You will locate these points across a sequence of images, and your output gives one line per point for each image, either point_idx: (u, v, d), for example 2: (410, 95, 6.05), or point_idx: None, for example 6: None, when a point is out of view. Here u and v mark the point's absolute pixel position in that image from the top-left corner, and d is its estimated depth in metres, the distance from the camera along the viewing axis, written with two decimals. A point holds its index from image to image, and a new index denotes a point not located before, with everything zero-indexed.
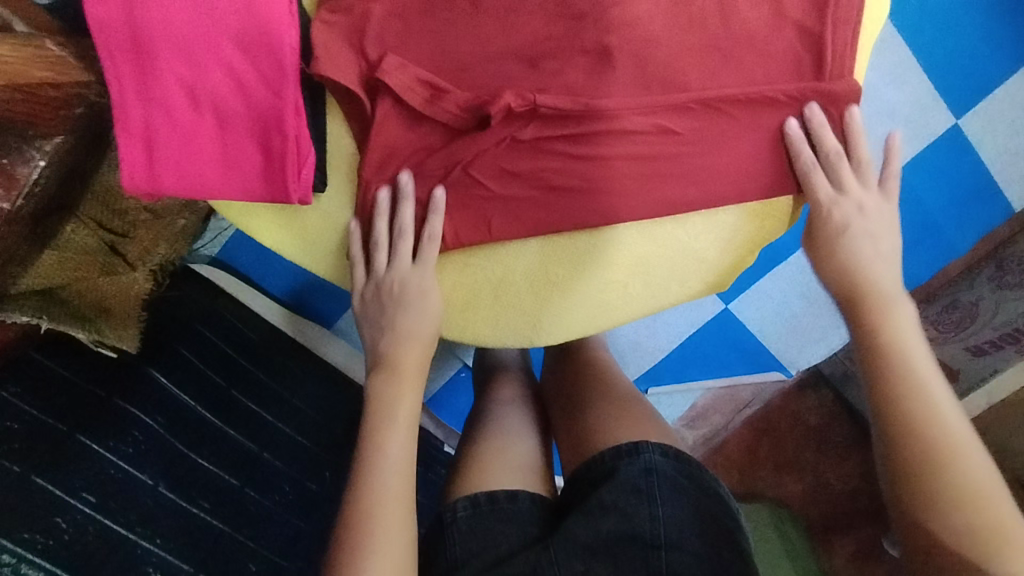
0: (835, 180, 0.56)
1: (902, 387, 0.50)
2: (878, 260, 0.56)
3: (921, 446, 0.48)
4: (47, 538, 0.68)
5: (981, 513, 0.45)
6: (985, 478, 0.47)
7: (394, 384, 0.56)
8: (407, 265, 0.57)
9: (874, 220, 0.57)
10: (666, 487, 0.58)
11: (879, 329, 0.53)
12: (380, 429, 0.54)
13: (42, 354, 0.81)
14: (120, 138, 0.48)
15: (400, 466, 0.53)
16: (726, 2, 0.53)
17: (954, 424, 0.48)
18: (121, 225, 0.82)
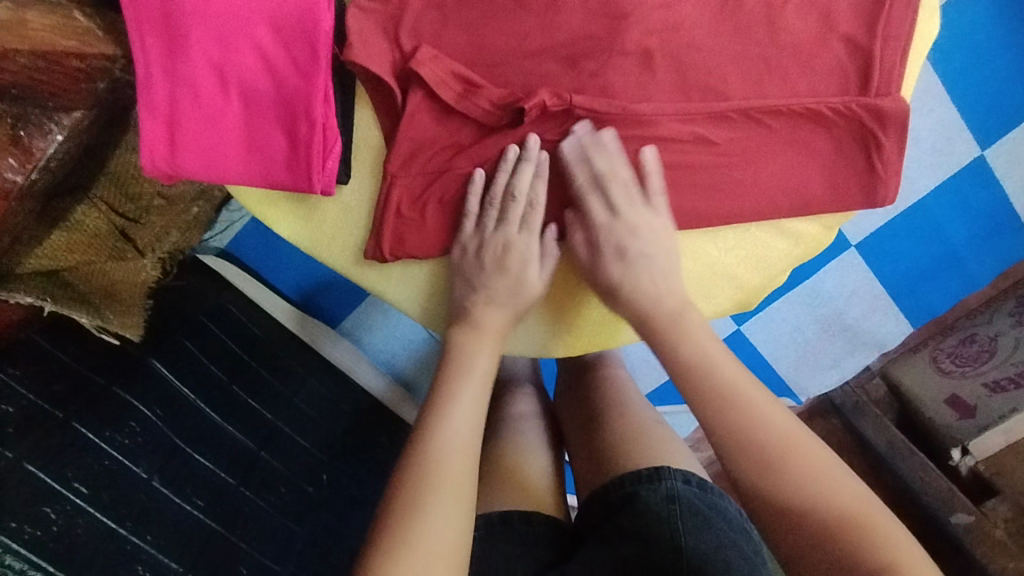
0: (601, 205, 0.52)
1: (715, 401, 0.48)
2: (658, 280, 0.53)
3: (749, 455, 0.46)
4: (35, 528, 0.66)
5: (831, 499, 0.44)
6: (816, 464, 0.46)
7: (472, 339, 0.55)
8: (514, 230, 0.54)
9: (655, 236, 0.52)
10: (689, 516, 0.55)
11: (683, 352, 0.51)
12: (451, 383, 0.53)
13: (42, 337, 0.79)
14: (142, 117, 0.47)
15: (466, 442, 0.50)
16: (774, 10, 0.52)
17: (772, 419, 0.47)
18: (133, 211, 0.81)
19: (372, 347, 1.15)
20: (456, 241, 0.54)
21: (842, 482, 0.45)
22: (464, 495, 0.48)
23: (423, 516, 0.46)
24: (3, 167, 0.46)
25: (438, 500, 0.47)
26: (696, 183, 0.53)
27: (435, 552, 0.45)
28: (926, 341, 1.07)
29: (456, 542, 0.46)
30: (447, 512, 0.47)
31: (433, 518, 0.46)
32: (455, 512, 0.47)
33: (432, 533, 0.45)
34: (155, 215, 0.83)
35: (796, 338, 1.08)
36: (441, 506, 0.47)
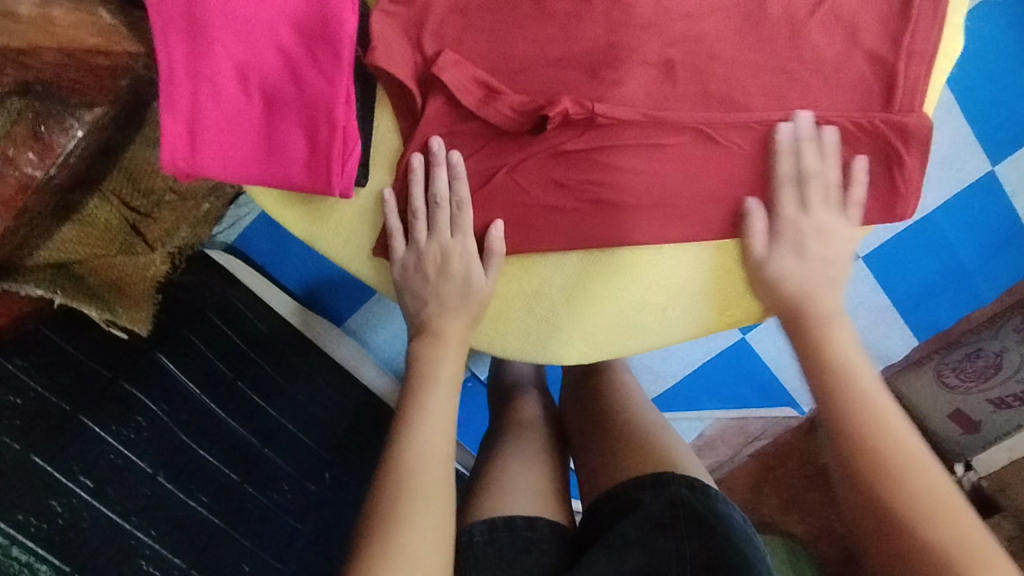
0: (795, 197, 0.53)
1: (851, 399, 0.50)
2: (818, 285, 0.55)
3: (869, 456, 0.47)
4: (42, 521, 0.66)
5: (950, 521, 0.44)
6: (941, 489, 0.46)
7: (440, 347, 0.55)
8: (447, 235, 0.54)
9: (833, 241, 0.54)
10: (691, 523, 0.54)
11: (820, 348, 0.53)
12: (420, 396, 0.53)
13: (51, 329, 0.79)
14: (163, 115, 0.46)
15: (438, 451, 0.50)
16: (800, 22, 0.51)
17: (909, 440, 0.48)
18: (145, 205, 0.81)
19: (376, 345, 1.16)
20: (392, 259, 0.55)
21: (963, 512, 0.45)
22: (440, 507, 0.48)
23: (401, 531, 0.45)
24: (23, 160, 0.47)
25: (414, 514, 0.46)
26: (715, 195, 0.53)
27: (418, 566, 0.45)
28: (929, 355, 1.03)
29: (436, 552, 0.46)
30: (427, 524, 0.46)
31: (411, 531, 0.46)
32: (434, 521, 0.47)
33: (410, 543, 0.45)
34: (167, 211, 0.85)
35: None
36: (416, 522, 0.46)
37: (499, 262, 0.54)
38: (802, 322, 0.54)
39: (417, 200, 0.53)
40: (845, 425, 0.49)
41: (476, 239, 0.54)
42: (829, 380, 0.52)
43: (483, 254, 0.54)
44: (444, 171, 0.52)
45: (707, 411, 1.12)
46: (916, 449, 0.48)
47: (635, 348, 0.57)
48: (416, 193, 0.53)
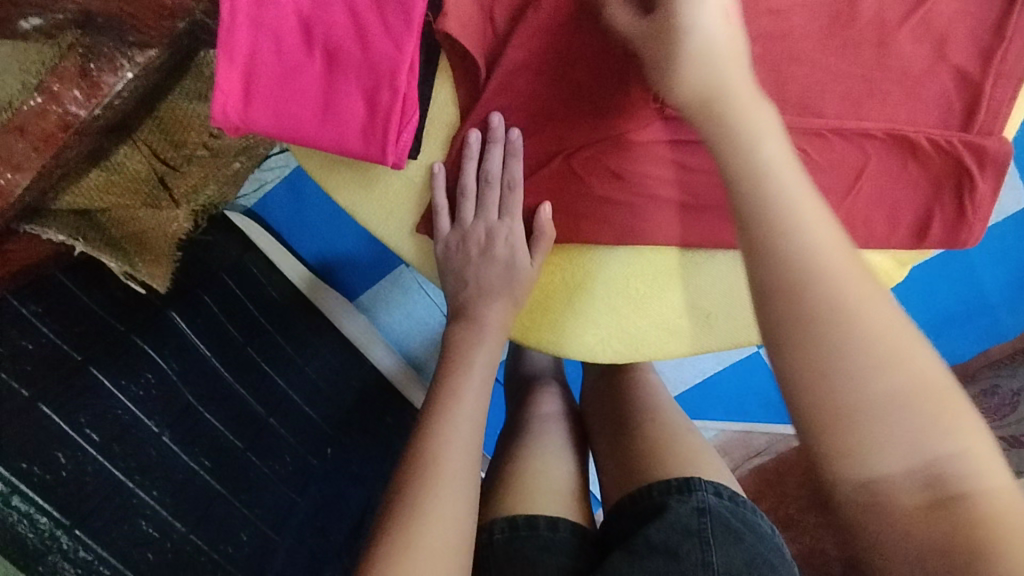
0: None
1: (775, 220, 0.37)
2: (738, 74, 0.42)
3: (804, 296, 0.35)
4: (44, 472, 0.64)
5: (910, 377, 0.34)
6: (896, 328, 0.35)
7: (478, 336, 0.53)
8: (494, 217, 0.53)
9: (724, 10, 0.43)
10: (720, 531, 0.52)
11: (748, 151, 0.39)
12: (450, 387, 0.51)
13: (67, 276, 0.76)
14: (220, 62, 0.46)
15: (468, 440, 0.49)
16: (888, 29, 0.50)
17: (845, 262, 0.36)
18: (175, 158, 0.77)
19: (386, 324, 1.14)
20: (437, 238, 0.53)
21: (927, 352, 0.35)
22: (465, 498, 0.46)
23: (426, 518, 0.44)
24: (67, 97, 0.48)
25: (439, 503, 0.45)
26: None
27: (439, 554, 0.43)
28: None
29: (458, 546, 0.44)
30: (451, 514, 0.45)
31: (434, 520, 0.44)
32: (456, 510, 0.45)
33: (428, 533, 0.43)
34: (196, 167, 0.81)
35: None
36: (439, 511, 0.44)
37: (547, 246, 0.52)
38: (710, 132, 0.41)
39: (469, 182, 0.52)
40: (772, 258, 0.36)
41: (524, 223, 0.53)
42: (749, 214, 0.38)
43: (530, 242, 0.52)
44: (503, 151, 0.51)
45: (712, 423, 1.08)
46: (855, 270, 0.36)
47: (671, 353, 0.56)
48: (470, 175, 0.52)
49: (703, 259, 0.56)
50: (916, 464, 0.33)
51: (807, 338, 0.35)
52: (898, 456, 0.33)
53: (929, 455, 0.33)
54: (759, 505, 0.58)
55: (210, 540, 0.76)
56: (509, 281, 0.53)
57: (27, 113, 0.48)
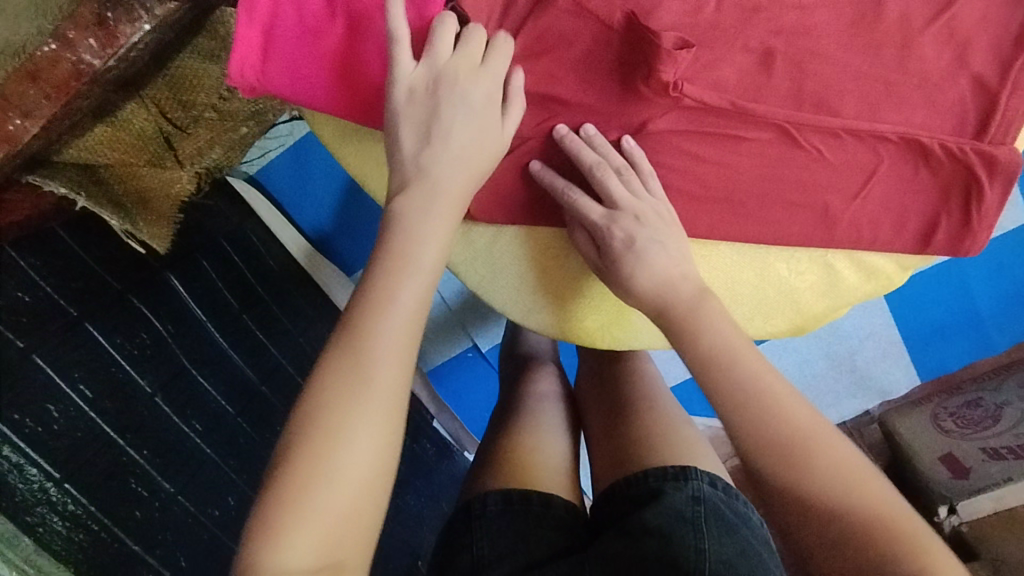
0: (601, 210, 0.50)
1: (736, 388, 0.45)
2: (677, 260, 0.50)
3: (768, 451, 0.43)
4: (36, 424, 0.63)
5: (863, 503, 0.41)
6: (844, 457, 0.43)
7: (427, 213, 0.45)
8: (474, 63, 0.47)
9: (656, 243, 0.50)
10: (713, 519, 0.53)
11: (713, 328, 0.47)
12: (386, 270, 0.43)
13: (66, 233, 0.75)
14: (240, 21, 0.47)
15: (400, 345, 0.41)
16: (911, 32, 0.50)
17: (802, 417, 0.44)
18: (183, 119, 0.78)
19: None
20: (396, 78, 0.47)
21: (878, 483, 0.42)
22: (397, 405, 0.41)
23: (348, 424, 0.39)
24: (82, 45, 0.48)
25: (365, 406, 0.39)
26: (793, 202, 0.52)
27: (361, 464, 0.39)
28: (927, 398, 1.01)
29: (378, 472, 0.39)
30: (379, 428, 0.40)
31: (359, 430, 0.39)
32: (378, 431, 0.39)
33: (343, 461, 0.38)
34: (203, 127, 0.80)
35: (804, 371, 1.05)
36: (366, 423, 0.39)
37: (517, 119, 0.49)
38: (672, 333, 0.49)
39: (467, 32, 0.47)
40: (737, 422, 0.44)
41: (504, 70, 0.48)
42: (723, 390, 0.45)
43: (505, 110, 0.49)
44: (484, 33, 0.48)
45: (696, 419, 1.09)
46: (807, 416, 0.44)
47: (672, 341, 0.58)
48: (472, 29, 0.47)
49: (719, 251, 0.54)
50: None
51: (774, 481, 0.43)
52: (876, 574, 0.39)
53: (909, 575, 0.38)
54: (749, 499, 0.59)
55: (198, 503, 0.76)
56: (466, 154, 0.47)
57: (40, 60, 0.48)
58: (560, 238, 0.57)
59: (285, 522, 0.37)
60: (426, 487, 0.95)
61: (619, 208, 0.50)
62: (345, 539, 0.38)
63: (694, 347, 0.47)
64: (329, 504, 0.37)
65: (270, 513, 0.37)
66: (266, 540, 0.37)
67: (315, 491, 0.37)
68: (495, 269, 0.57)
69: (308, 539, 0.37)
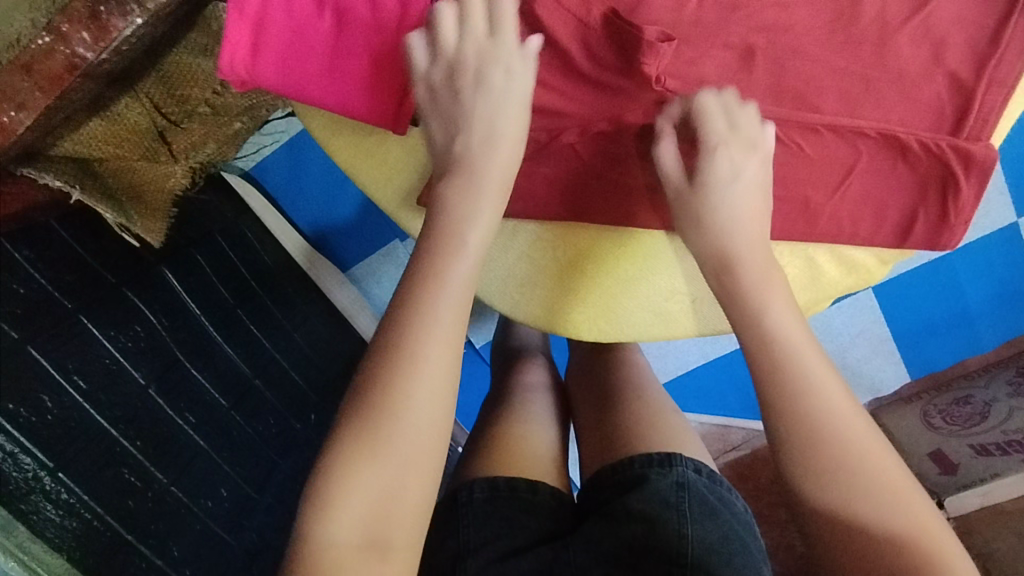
0: (724, 126, 0.50)
1: (791, 376, 0.45)
2: (755, 224, 0.51)
3: (816, 453, 0.43)
4: (31, 414, 0.64)
5: (906, 515, 0.41)
6: (889, 464, 0.43)
7: (474, 201, 0.48)
8: (483, 37, 0.50)
9: (752, 184, 0.51)
10: (697, 504, 0.54)
11: (769, 313, 0.48)
12: (434, 258, 0.46)
13: (60, 224, 0.76)
14: (231, 18, 0.48)
15: (452, 330, 0.44)
16: (888, 29, 0.51)
17: (853, 417, 0.44)
18: (176, 112, 0.78)
19: (378, 298, 1.12)
20: (416, 76, 0.50)
21: (919, 498, 0.42)
22: (445, 387, 0.42)
23: (399, 405, 0.41)
24: (75, 39, 0.49)
25: (416, 386, 0.42)
26: (776, 195, 0.54)
27: (411, 441, 0.41)
28: (919, 395, 1.02)
29: (431, 452, 0.42)
30: (432, 408, 0.42)
31: (413, 411, 0.41)
32: (431, 411, 0.42)
33: (399, 439, 0.41)
34: (197, 121, 0.81)
35: None
36: (418, 404, 0.41)
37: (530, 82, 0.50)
38: (732, 298, 0.50)
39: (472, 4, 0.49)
40: (788, 413, 0.44)
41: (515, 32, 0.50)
42: (776, 379, 0.45)
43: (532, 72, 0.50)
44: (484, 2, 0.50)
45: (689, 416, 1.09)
46: (852, 415, 0.44)
47: (653, 335, 0.59)
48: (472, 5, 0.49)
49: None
50: None
51: (812, 479, 0.43)
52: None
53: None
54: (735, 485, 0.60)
55: (191, 494, 0.77)
56: (494, 141, 0.49)
57: (35, 51, 0.49)
58: (553, 232, 0.58)
59: (339, 490, 0.40)
60: None
61: (738, 133, 0.50)
62: (395, 513, 0.40)
63: (744, 325, 0.49)
64: (383, 478, 0.40)
65: (327, 489, 0.40)
66: (321, 514, 0.40)
67: (370, 468, 0.40)
68: (488, 261, 0.58)
69: (360, 509, 0.40)
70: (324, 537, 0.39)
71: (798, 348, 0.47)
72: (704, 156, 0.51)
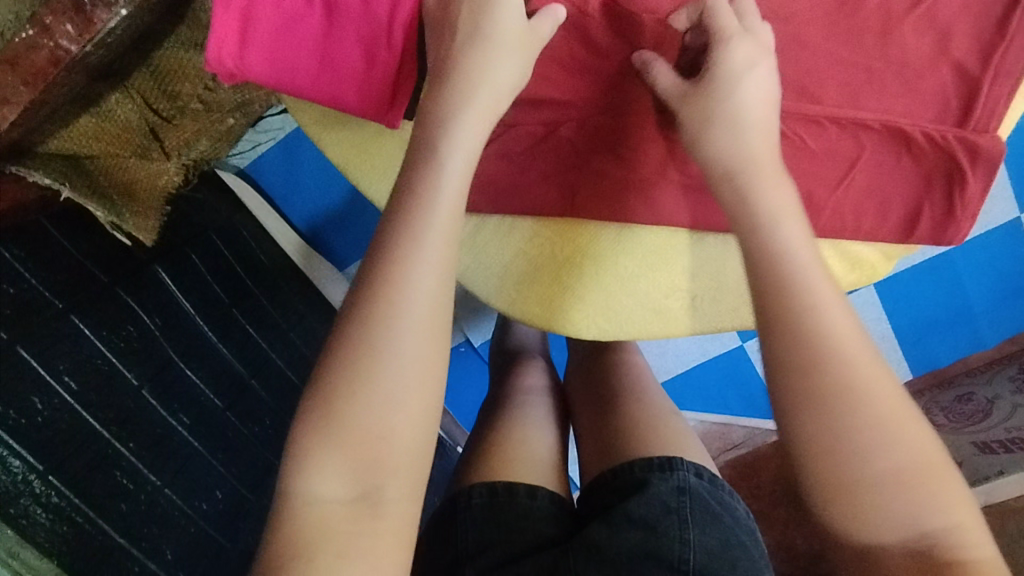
0: (735, 21, 0.46)
1: (798, 296, 0.40)
2: (762, 131, 0.46)
3: (819, 383, 0.38)
4: (20, 416, 0.63)
5: (911, 453, 0.38)
6: (896, 397, 0.39)
7: (460, 121, 0.44)
8: None
9: (761, 92, 0.46)
10: (699, 510, 0.53)
11: (771, 224, 0.42)
12: (415, 201, 0.41)
13: (50, 222, 0.74)
14: (217, 11, 0.47)
15: (435, 264, 0.40)
16: (893, 18, 0.50)
17: (857, 345, 0.39)
18: (168, 109, 0.77)
19: None
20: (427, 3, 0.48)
21: (924, 433, 0.39)
22: (431, 342, 0.39)
23: (383, 360, 0.38)
24: (59, 31, 0.48)
25: (399, 341, 0.39)
26: None
27: (397, 397, 0.38)
28: (921, 390, 1.03)
29: (417, 397, 0.39)
30: (417, 349, 0.39)
31: (397, 353, 0.39)
32: (416, 353, 0.39)
33: (382, 384, 0.38)
34: (189, 118, 0.79)
35: None
36: (401, 348, 0.39)
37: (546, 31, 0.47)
38: (734, 209, 0.44)
39: None
40: (793, 337, 0.39)
41: None
42: (780, 298, 0.40)
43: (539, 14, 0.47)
44: None
45: (690, 414, 1.08)
46: (857, 341, 0.39)
47: (653, 333, 0.58)
48: None
49: (694, 244, 0.57)
50: (910, 535, 0.37)
51: (816, 410, 0.38)
52: (892, 527, 0.37)
53: (923, 527, 0.37)
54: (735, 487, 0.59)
55: (186, 496, 0.76)
56: (481, 62, 0.45)
57: (20, 46, 0.49)
58: (550, 226, 0.57)
59: (323, 450, 0.38)
60: None
61: (753, 35, 0.46)
62: (382, 473, 0.38)
63: (749, 238, 0.43)
64: (366, 427, 0.38)
65: (309, 440, 0.38)
66: (306, 467, 0.38)
67: (352, 415, 0.38)
68: (485, 259, 0.57)
69: (344, 465, 0.38)
70: (310, 497, 0.38)
71: (801, 264, 0.41)
72: (714, 54, 0.46)
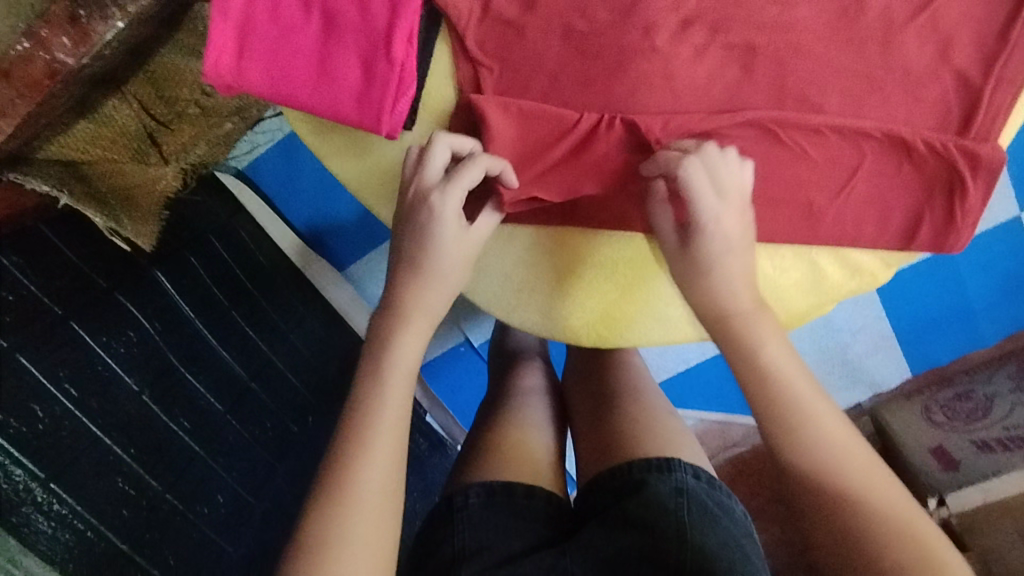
0: (708, 193, 0.47)
1: (790, 414, 0.45)
2: (743, 273, 0.48)
3: (811, 487, 0.44)
4: (21, 424, 0.63)
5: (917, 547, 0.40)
6: (892, 495, 0.43)
7: (425, 285, 0.50)
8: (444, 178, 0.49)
9: (738, 242, 0.48)
10: (697, 511, 0.53)
11: (761, 347, 0.47)
12: (388, 346, 0.48)
13: (49, 228, 0.74)
14: (215, 22, 0.47)
15: (396, 420, 0.46)
16: (893, 27, 0.50)
17: (847, 454, 0.44)
18: (165, 114, 0.78)
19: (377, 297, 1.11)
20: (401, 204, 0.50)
21: (927, 528, 0.41)
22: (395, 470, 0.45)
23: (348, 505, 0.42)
24: (55, 43, 0.48)
25: (367, 475, 0.43)
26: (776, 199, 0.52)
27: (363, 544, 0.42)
28: (921, 390, 1.03)
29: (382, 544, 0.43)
30: (383, 497, 0.44)
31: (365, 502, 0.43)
32: (380, 504, 0.43)
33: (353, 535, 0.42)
34: (186, 123, 0.81)
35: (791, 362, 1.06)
36: (367, 498, 0.43)
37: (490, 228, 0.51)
38: (733, 340, 0.48)
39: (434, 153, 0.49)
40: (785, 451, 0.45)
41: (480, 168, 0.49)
42: (773, 413, 0.45)
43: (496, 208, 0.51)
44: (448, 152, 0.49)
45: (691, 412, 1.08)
46: (848, 448, 0.44)
47: (654, 340, 0.58)
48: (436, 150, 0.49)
49: None
50: None
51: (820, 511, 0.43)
52: None
53: None
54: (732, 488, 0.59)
55: (187, 500, 0.76)
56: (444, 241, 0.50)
57: (13, 57, 0.48)
58: (549, 235, 0.56)
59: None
60: (417, 481, 0.94)
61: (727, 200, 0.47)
62: None
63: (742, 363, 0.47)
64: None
65: None
66: None
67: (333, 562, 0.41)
68: (484, 264, 0.57)
69: None
70: None
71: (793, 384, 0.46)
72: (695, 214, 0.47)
